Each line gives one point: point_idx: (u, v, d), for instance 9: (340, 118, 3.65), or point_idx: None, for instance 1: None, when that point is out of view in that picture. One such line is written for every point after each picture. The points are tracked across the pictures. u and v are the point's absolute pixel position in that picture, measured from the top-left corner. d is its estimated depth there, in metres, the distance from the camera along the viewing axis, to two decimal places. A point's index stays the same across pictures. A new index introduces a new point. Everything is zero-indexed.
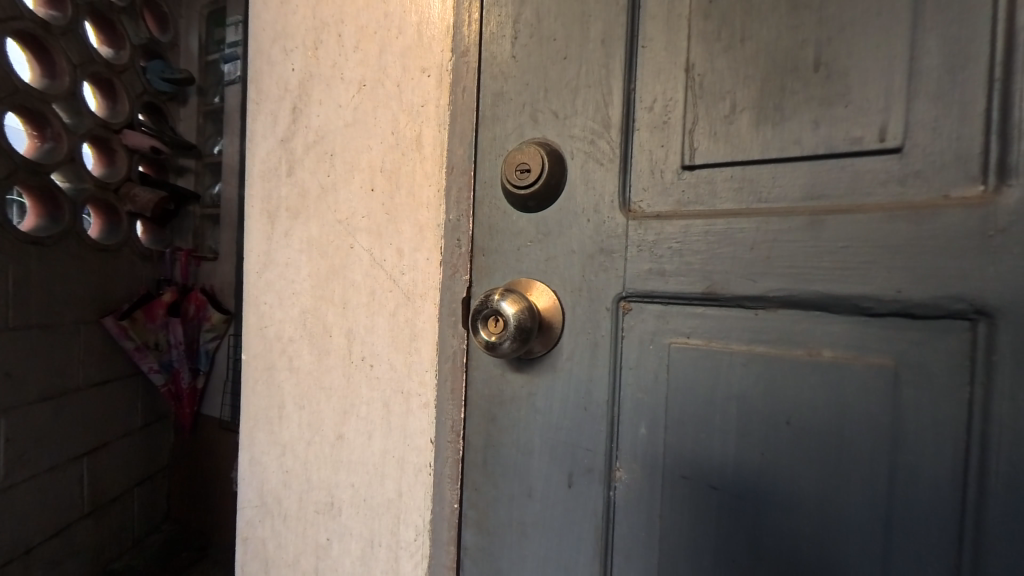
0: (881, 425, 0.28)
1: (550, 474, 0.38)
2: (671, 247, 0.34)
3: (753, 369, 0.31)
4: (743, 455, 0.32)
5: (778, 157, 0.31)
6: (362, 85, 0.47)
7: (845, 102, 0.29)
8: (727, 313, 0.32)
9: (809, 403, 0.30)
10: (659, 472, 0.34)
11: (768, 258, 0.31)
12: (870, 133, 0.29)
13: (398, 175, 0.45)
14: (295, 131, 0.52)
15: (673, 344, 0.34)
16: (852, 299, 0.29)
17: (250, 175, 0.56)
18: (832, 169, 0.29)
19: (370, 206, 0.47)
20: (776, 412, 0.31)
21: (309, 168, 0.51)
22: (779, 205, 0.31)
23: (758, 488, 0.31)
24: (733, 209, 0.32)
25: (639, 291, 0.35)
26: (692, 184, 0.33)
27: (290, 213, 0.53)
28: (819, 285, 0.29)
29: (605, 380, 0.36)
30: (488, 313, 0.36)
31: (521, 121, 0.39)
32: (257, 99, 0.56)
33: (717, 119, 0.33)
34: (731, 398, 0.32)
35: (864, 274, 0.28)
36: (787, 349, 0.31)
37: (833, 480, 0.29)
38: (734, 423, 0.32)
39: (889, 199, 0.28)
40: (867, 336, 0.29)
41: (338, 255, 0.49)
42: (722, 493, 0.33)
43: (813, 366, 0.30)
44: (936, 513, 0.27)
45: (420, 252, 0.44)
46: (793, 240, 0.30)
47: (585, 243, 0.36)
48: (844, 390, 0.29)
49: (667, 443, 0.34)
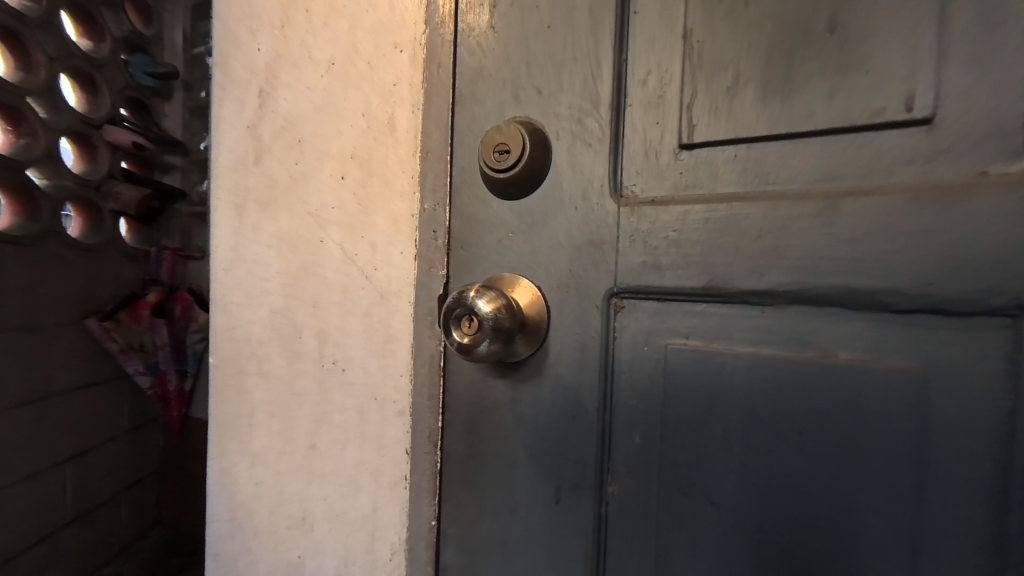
0: (906, 437, 0.25)
1: (535, 488, 0.35)
2: (667, 237, 0.30)
3: (759, 373, 0.28)
4: (747, 469, 0.28)
5: (788, 133, 0.27)
6: (332, 65, 0.44)
7: (863, 70, 0.25)
8: (729, 310, 0.29)
9: (823, 412, 0.26)
10: (655, 487, 0.31)
11: (777, 248, 0.27)
12: (894, 104, 0.25)
13: (370, 162, 0.42)
14: (263, 117, 0.49)
15: (669, 345, 0.30)
16: (873, 295, 0.25)
17: (216, 165, 0.52)
18: (849, 147, 0.26)
19: (341, 196, 0.43)
20: (785, 422, 0.27)
21: (278, 156, 0.48)
22: (788, 188, 0.27)
23: (765, 506, 0.28)
24: (736, 193, 0.29)
25: (632, 287, 0.31)
26: (691, 166, 0.30)
27: (259, 205, 0.49)
28: (835, 279, 0.26)
29: (596, 385, 0.33)
30: (461, 312, 0.32)
31: (501, 100, 0.35)
32: (224, 83, 0.52)
33: (718, 91, 0.29)
34: (733, 405, 0.29)
35: (888, 265, 0.25)
36: (798, 351, 0.27)
37: (849, 498, 0.26)
38: (738, 433, 0.28)
39: (915, 179, 0.25)
40: (891, 336, 0.25)
41: (309, 251, 0.45)
42: (723, 511, 0.29)
43: (826, 371, 0.26)
44: (967, 536, 0.24)
45: (395, 246, 0.40)
46: (805, 228, 0.27)
47: (572, 234, 0.33)
48: (864, 398, 0.25)
49: (663, 454, 0.31)
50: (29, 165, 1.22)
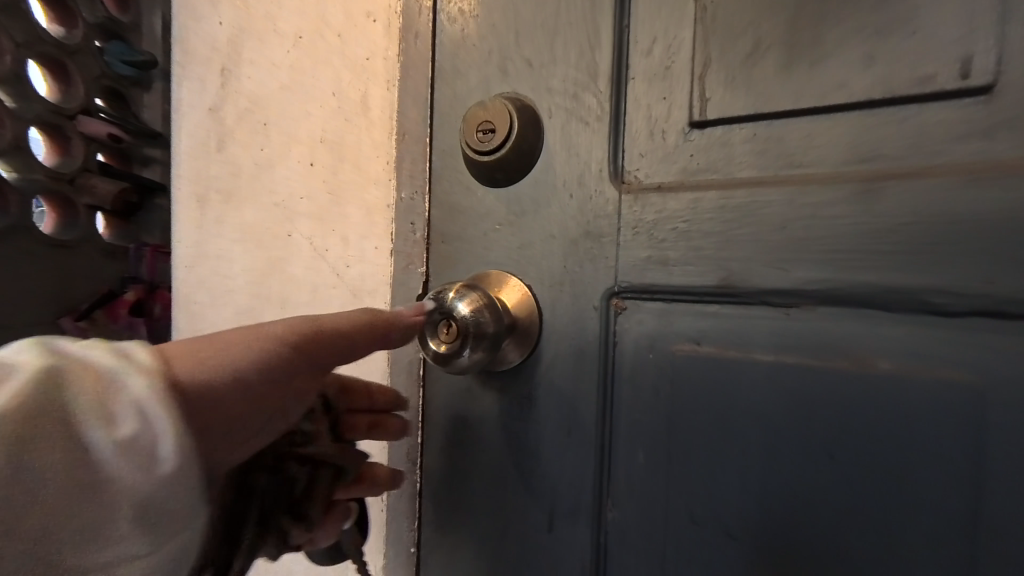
0: (957, 461, 0.21)
1: (526, 512, 0.31)
2: (676, 228, 0.26)
3: (782, 385, 0.24)
4: (766, 494, 0.25)
5: (817, 106, 0.23)
6: (299, 38, 0.39)
7: (907, 30, 0.22)
8: (748, 313, 0.25)
9: (857, 430, 0.23)
10: (661, 513, 0.27)
11: (804, 241, 0.23)
12: (945, 69, 0.21)
13: (342, 146, 0.37)
14: (225, 98, 0.44)
15: (678, 352, 0.27)
16: (919, 294, 0.21)
17: (176, 152, 0.48)
18: (889, 122, 0.22)
19: (310, 185, 0.39)
20: (812, 441, 0.24)
21: (242, 141, 0.43)
22: (817, 170, 0.23)
23: (787, 537, 0.24)
24: (755, 177, 0.25)
25: (635, 286, 0.27)
26: (703, 147, 0.26)
27: (222, 195, 0.44)
28: (873, 276, 0.22)
29: (594, 397, 0.29)
30: (439, 316, 0.28)
31: (487, 73, 0.31)
32: (184, 61, 0.47)
33: (735, 59, 0.25)
34: (752, 421, 0.25)
35: (936, 260, 0.21)
36: (829, 360, 0.23)
37: (885, 530, 0.23)
38: (757, 452, 0.25)
39: (969, 158, 0.21)
40: (940, 343, 0.21)
41: (277, 246, 0.41)
42: (740, 542, 0.25)
43: (861, 382, 0.23)
44: None
45: (369, 240, 0.36)
46: (838, 217, 0.23)
47: (567, 225, 0.29)
48: (905, 415, 0.22)
49: (670, 476, 0.27)
50: None
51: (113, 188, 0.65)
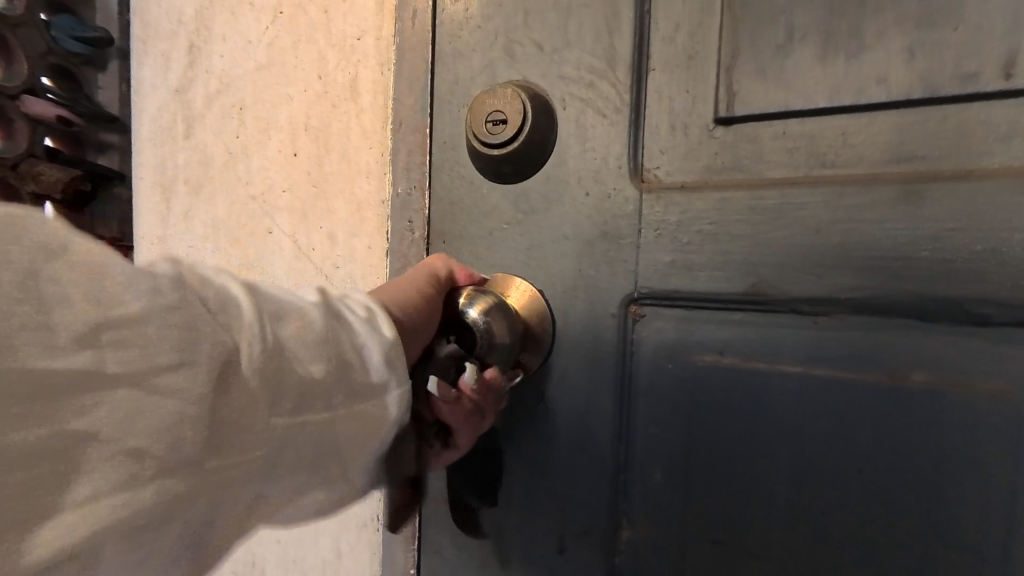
0: (998, 484, 0.20)
1: (535, 533, 0.29)
2: (703, 230, 0.24)
3: (811, 397, 0.23)
4: (792, 514, 0.24)
5: (854, 103, 0.22)
6: (278, 14, 0.35)
7: (953, 23, 0.20)
8: (778, 323, 0.23)
9: (891, 446, 0.22)
10: (681, 535, 0.26)
11: (840, 247, 0.22)
12: (991, 66, 0.20)
13: (328, 134, 0.34)
14: (192, 78, 0.40)
15: (700, 364, 0.25)
16: (959, 304, 0.20)
17: (136, 138, 0.43)
18: (932, 120, 0.21)
19: (291, 176, 0.35)
20: (842, 458, 0.23)
21: (213, 127, 0.39)
22: (853, 172, 0.22)
23: (812, 559, 0.23)
24: (787, 178, 0.23)
25: (656, 293, 0.25)
26: (729, 142, 0.24)
27: (189, 187, 0.40)
28: (911, 284, 0.21)
29: (610, 411, 0.27)
30: (449, 323, 0.26)
31: (492, 56, 0.28)
32: (143, 36, 0.42)
33: (767, 48, 0.23)
34: (778, 437, 0.24)
35: (977, 269, 0.20)
36: (861, 372, 0.22)
37: (917, 554, 0.22)
38: (783, 469, 0.24)
39: (1014, 162, 0.20)
40: (980, 357, 0.20)
41: (253, 244, 0.37)
42: (766, 565, 0.24)
43: (897, 397, 0.22)
44: None
45: (359, 239, 0.33)
46: (875, 221, 0.21)
47: (581, 226, 0.27)
48: (943, 432, 0.21)
49: (690, 494, 0.25)
50: None
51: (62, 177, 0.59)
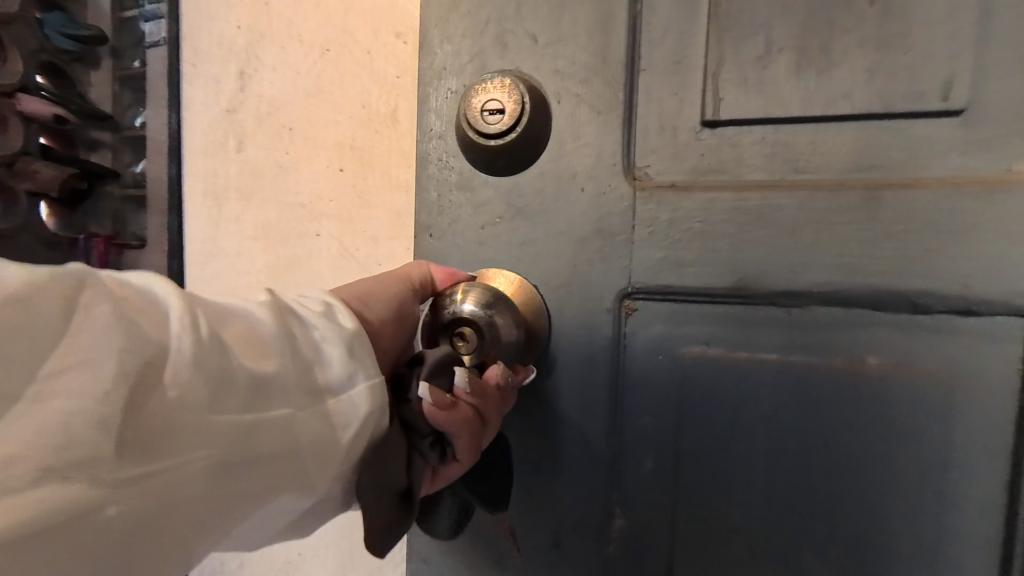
0: (926, 443, 0.29)
1: (568, 484, 0.36)
2: (692, 227, 0.32)
3: (784, 379, 0.31)
4: (775, 470, 0.32)
5: (824, 113, 0.30)
6: (325, 52, 0.42)
7: (902, 49, 0.29)
8: (760, 312, 0.32)
9: (848, 417, 0.30)
10: (681, 488, 0.34)
11: (809, 227, 0.30)
12: (934, 93, 0.28)
13: (370, 153, 0.40)
14: (243, 100, 0.46)
15: (686, 350, 0.33)
16: (906, 279, 0.29)
17: (184, 149, 0.49)
18: (886, 133, 0.29)
19: (337, 188, 0.42)
20: (814, 430, 0.31)
21: (263, 144, 0.45)
22: (823, 175, 0.30)
23: (790, 505, 0.32)
24: (759, 180, 0.32)
25: (648, 286, 0.33)
26: (712, 144, 0.32)
27: (240, 196, 0.46)
28: (880, 255, 0.29)
29: (605, 369, 0.35)
30: (451, 319, 0.31)
31: (483, 52, 0.35)
32: (191, 59, 0.48)
33: (747, 60, 0.31)
34: (764, 412, 0.32)
35: (913, 242, 0.29)
36: (825, 357, 0.30)
37: (870, 497, 0.30)
38: (768, 438, 0.32)
39: (950, 171, 0.28)
40: (919, 334, 0.29)
41: (302, 244, 0.44)
42: (758, 510, 0.32)
43: (855, 377, 0.30)
44: (971, 527, 0.29)
45: (398, 241, 0.40)
46: (844, 218, 0.30)
47: (578, 220, 0.34)
48: (888, 404, 0.30)
49: (699, 458, 0.33)
50: None
51: (59, 174, 0.65)
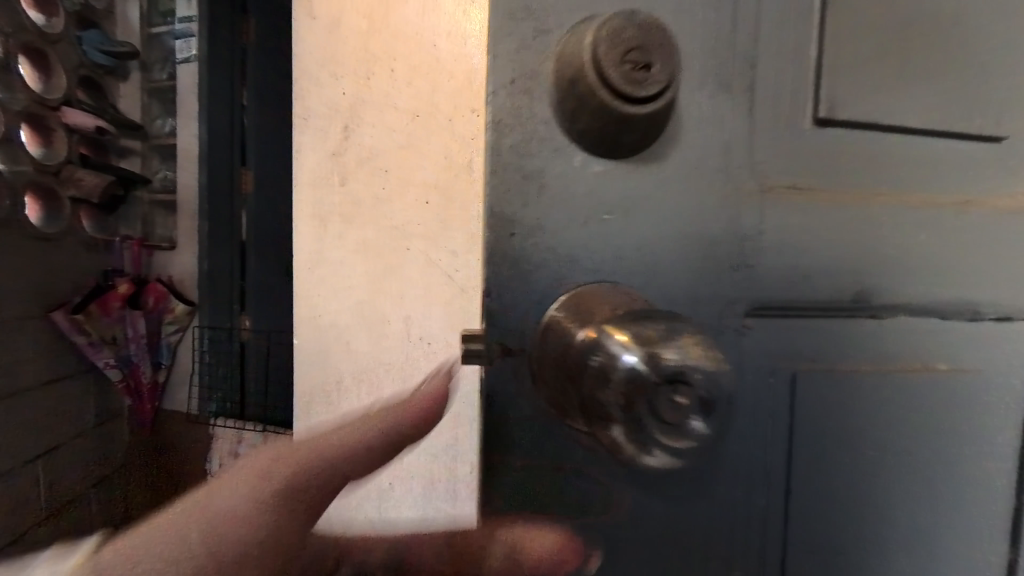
0: (970, 422, 0.41)
1: (714, 494, 0.36)
2: (809, 229, 0.36)
3: (883, 385, 0.38)
4: (876, 461, 0.39)
5: (922, 129, 0.38)
6: (415, 117, 0.58)
7: (965, 71, 0.39)
8: (867, 319, 0.38)
9: (927, 410, 0.40)
10: (808, 486, 0.37)
11: (907, 227, 0.39)
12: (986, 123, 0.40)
13: (450, 191, 0.57)
14: (346, 147, 0.61)
15: (805, 362, 0.37)
16: (967, 271, 0.41)
17: (296, 182, 0.63)
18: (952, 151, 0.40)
19: (425, 216, 0.58)
20: (909, 425, 0.39)
21: (362, 180, 0.60)
22: (915, 186, 0.39)
23: (888, 486, 0.39)
24: (860, 181, 0.37)
25: (780, 302, 0.36)
26: (834, 137, 0.36)
27: (343, 219, 0.62)
28: (948, 244, 0.40)
29: (742, 359, 0.35)
30: (613, 375, 0.24)
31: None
32: (303, 114, 0.63)
33: (862, 62, 0.36)
34: (873, 414, 0.38)
35: (966, 236, 0.40)
36: (910, 363, 0.39)
37: (935, 468, 0.40)
38: (875, 435, 0.39)
39: (993, 184, 0.41)
40: (973, 333, 0.41)
41: (396, 256, 0.59)
42: (869, 492, 0.39)
43: (929, 376, 0.40)
44: (989, 471, 0.42)
45: (472, 255, 0.56)
46: (929, 219, 0.39)
47: (706, 204, 0.34)
48: (950, 396, 0.40)
49: (827, 460, 0.38)
50: (44, 162, 1.28)
51: None
